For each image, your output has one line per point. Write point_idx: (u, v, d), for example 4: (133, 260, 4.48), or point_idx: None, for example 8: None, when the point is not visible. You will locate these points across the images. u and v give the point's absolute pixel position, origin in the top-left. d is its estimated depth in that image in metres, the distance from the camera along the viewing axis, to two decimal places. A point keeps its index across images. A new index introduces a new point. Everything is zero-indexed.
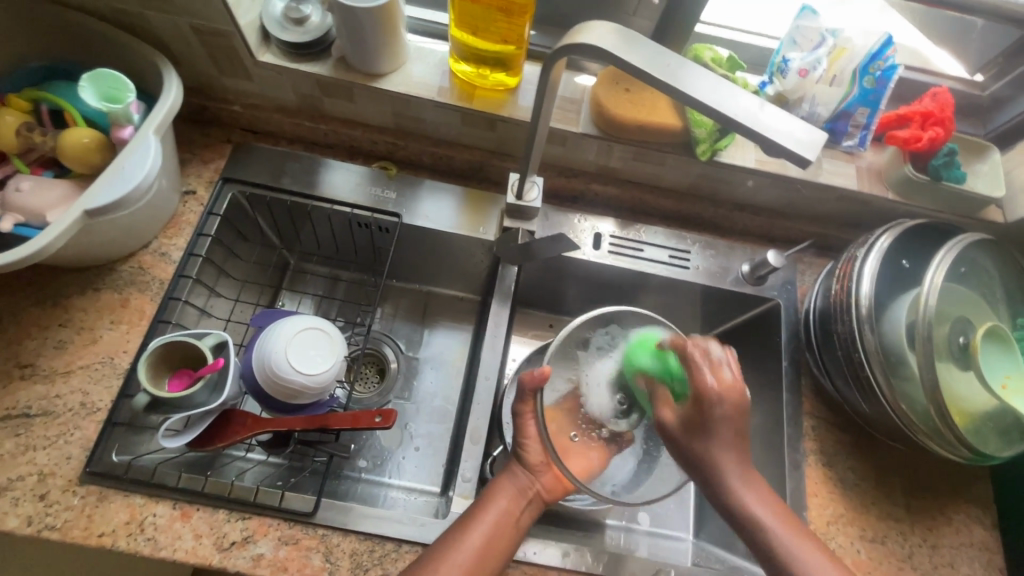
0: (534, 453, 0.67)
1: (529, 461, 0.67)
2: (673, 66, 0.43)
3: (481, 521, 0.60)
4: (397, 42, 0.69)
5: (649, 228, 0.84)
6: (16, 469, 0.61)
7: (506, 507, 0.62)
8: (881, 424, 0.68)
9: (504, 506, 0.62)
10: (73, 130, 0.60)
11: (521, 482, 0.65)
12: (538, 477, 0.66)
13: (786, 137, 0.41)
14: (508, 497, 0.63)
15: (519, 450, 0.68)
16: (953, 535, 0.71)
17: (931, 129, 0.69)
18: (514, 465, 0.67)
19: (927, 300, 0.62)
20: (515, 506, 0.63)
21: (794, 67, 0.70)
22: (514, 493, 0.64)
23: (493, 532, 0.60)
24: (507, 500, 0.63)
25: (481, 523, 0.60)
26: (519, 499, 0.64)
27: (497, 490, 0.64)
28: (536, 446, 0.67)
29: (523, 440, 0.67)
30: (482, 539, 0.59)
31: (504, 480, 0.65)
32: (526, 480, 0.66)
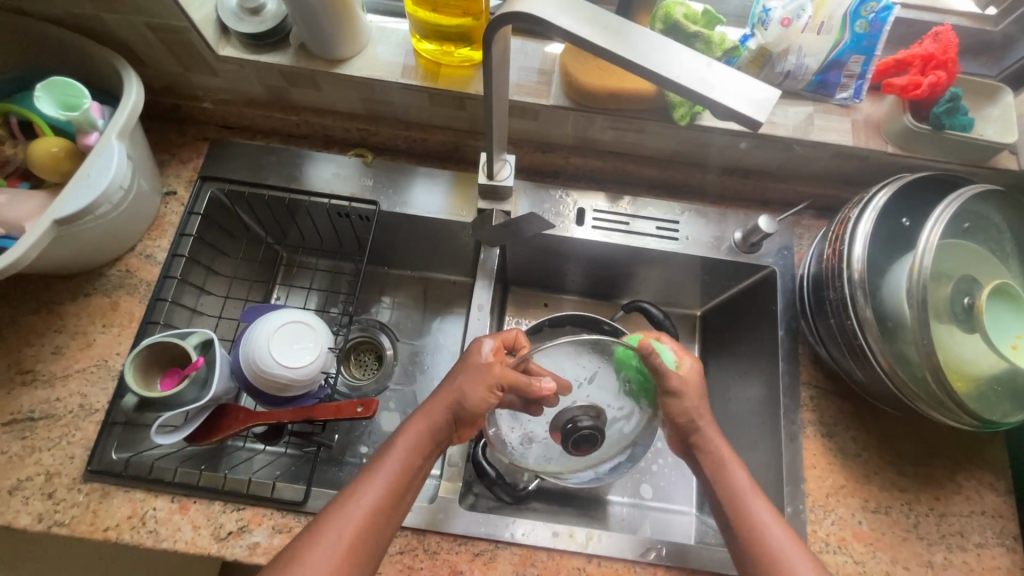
0: (474, 388, 0.61)
1: (451, 397, 0.61)
2: (612, 28, 0.42)
3: (383, 466, 0.57)
4: (354, 23, 0.67)
5: (637, 200, 0.81)
6: (25, 470, 0.65)
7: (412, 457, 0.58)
8: (880, 393, 0.65)
9: (414, 448, 0.58)
10: (41, 140, 0.61)
11: (435, 424, 0.60)
12: (467, 413, 0.60)
13: (737, 98, 0.39)
14: (415, 438, 0.59)
15: (455, 387, 0.61)
16: (963, 502, 0.68)
17: (931, 73, 0.64)
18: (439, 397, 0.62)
19: (921, 262, 0.58)
20: (427, 448, 0.59)
21: (776, 17, 0.65)
22: (425, 436, 0.59)
23: (396, 479, 0.56)
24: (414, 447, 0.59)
25: (384, 471, 0.56)
26: (427, 439, 0.59)
27: (410, 430, 0.60)
28: (470, 376, 0.61)
29: (464, 376, 0.62)
30: (384, 489, 0.55)
31: (434, 411, 0.60)
32: (447, 419, 0.60)
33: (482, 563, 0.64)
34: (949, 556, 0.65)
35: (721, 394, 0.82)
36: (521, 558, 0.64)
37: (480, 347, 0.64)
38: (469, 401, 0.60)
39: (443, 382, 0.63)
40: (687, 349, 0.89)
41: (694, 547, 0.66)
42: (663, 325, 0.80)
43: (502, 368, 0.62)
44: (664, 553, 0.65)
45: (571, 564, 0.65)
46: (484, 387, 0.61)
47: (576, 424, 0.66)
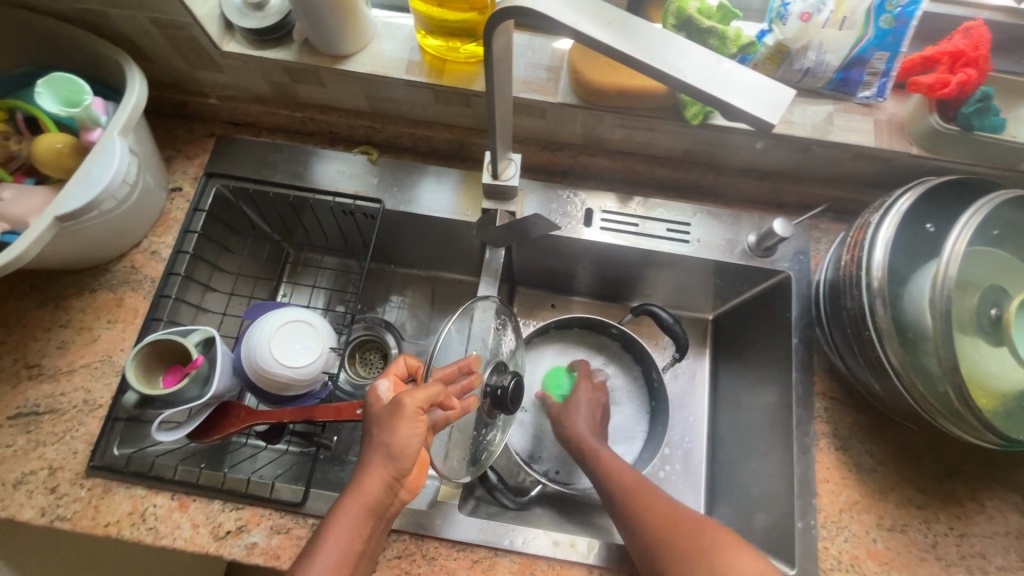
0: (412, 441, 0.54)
1: (388, 458, 0.53)
2: (615, 24, 0.40)
3: (322, 554, 0.50)
4: (357, 18, 0.66)
5: (648, 201, 0.78)
6: (29, 464, 0.65)
7: (355, 534, 0.52)
8: (898, 407, 0.62)
9: (354, 523, 0.52)
10: (45, 137, 0.61)
11: (375, 492, 0.53)
12: (404, 468, 0.54)
13: (747, 98, 0.36)
14: (356, 515, 0.52)
15: (385, 448, 0.53)
16: (986, 522, 0.65)
17: (961, 71, 0.60)
18: (379, 467, 0.53)
19: (945, 270, 0.55)
20: (369, 519, 0.53)
21: (795, 11, 0.62)
22: (364, 506, 0.53)
23: (340, 564, 0.51)
24: (357, 523, 0.52)
25: (325, 558, 0.50)
26: (367, 509, 0.53)
27: (347, 507, 0.52)
28: (397, 432, 0.54)
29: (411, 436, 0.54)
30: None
31: (369, 480, 0.53)
32: (387, 484, 0.54)
33: (480, 571, 0.63)
34: None
35: (731, 402, 0.80)
36: (520, 567, 0.63)
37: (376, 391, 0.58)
38: (407, 456, 0.54)
39: (368, 442, 0.55)
40: (698, 354, 0.86)
41: None
42: (672, 329, 0.77)
43: (407, 393, 0.54)
44: None
45: (572, 574, 0.63)
46: (410, 424, 0.54)
47: (502, 387, 0.62)
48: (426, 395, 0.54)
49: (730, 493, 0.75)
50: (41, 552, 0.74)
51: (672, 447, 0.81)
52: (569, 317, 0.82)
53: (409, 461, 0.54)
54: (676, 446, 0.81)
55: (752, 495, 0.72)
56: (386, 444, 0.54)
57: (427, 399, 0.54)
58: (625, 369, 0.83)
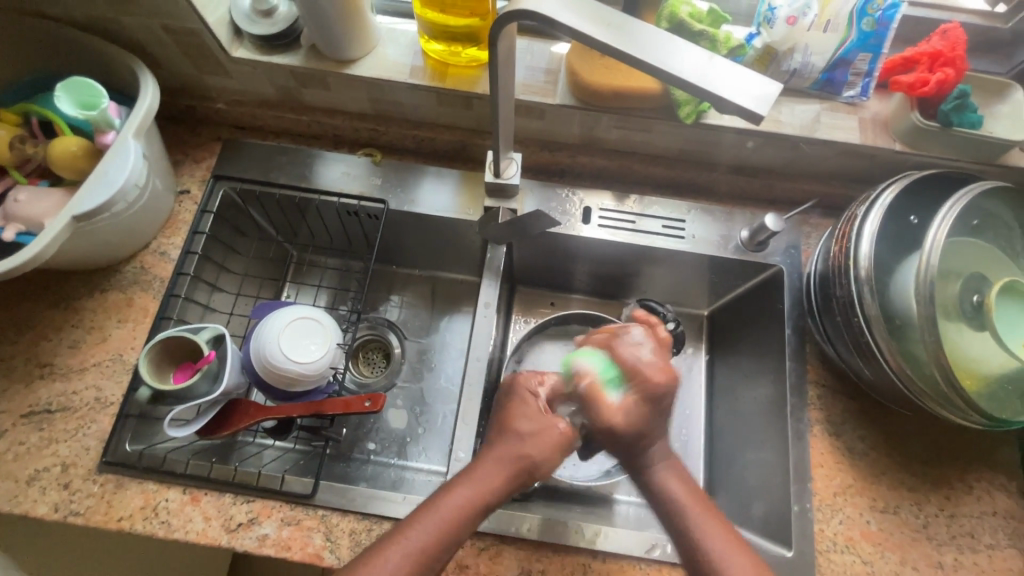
0: (541, 447, 0.58)
1: (517, 458, 0.58)
2: (614, 26, 0.42)
3: (419, 529, 0.53)
4: (363, 24, 0.68)
5: (644, 199, 0.81)
6: (42, 461, 0.66)
7: (455, 520, 0.54)
8: (887, 391, 0.64)
9: (460, 512, 0.55)
10: (60, 140, 0.63)
11: (495, 488, 0.56)
12: (529, 473, 0.58)
13: (738, 93, 0.39)
14: (466, 501, 0.55)
15: (523, 448, 0.58)
16: (974, 503, 0.67)
17: (939, 71, 0.63)
18: (512, 457, 0.58)
19: (928, 258, 0.57)
20: (476, 516, 0.55)
21: (781, 16, 0.66)
22: (476, 501, 0.55)
23: (432, 546, 0.53)
24: (467, 510, 0.55)
25: (421, 531, 0.53)
26: (479, 504, 0.55)
27: (459, 489, 0.56)
28: (543, 436, 0.59)
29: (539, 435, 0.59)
30: (413, 553, 0.52)
31: (489, 474, 0.57)
32: (506, 484, 0.57)
33: (487, 558, 0.65)
34: (959, 557, 0.64)
35: (728, 393, 0.82)
36: (525, 553, 0.65)
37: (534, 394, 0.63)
38: (536, 461, 0.58)
39: (508, 433, 0.59)
40: (695, 348, 0.89)
41: None
42: (666, 320, 0.80)
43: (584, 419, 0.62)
44: (669, 551, 0.65)
45: (576, 560, 0.65)
46: (558, 450, 0.59)
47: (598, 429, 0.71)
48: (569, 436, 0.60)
49: (728, 482, 0.77)
50: (47, 551, 0.74)
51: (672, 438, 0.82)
52: (568, 314, 0.86)
53: (539, 470, 0.58)
54: (674, 438, 0.82)
55: (751, 482, 0.74)
56: (517, 436, 0.59)
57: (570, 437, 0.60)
58: None
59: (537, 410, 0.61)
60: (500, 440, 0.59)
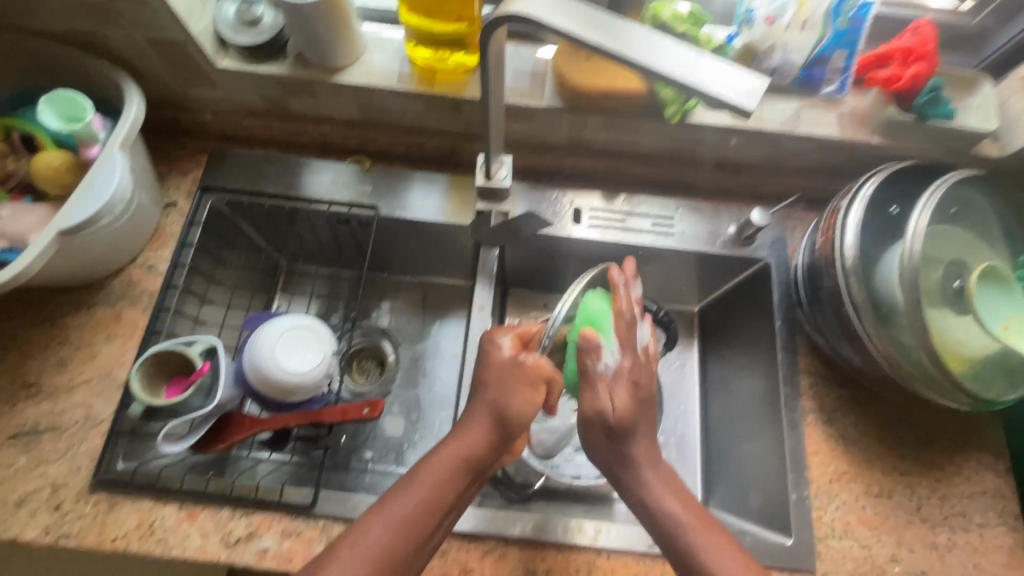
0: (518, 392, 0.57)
1: (491, 409, 0.57)
2: (603, 27, 0.43)
3: (400, 497, 0.53)
4: (351, 33, 0.69)
5: (633, 198, 0.82)
6: (30, 483, 0.64)
7: (444, 480, 0.54)
8: (876, 377, 0.66)
9: (437, 474, 0.54)
10: (44, 154, 0.62)
11: (473, 442, 0.56)
12: (508, 425, 0.56)
13: (724, 88, 0.40)
14: (452, 462, 0.55)
15: (490, 397, 0.57)
16: (964, 483, 0.69)
17: (913, 65, 0.66)
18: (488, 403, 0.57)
19: (911, 246, 0.59)
20: (461, 474, 0.55)
21: (760, 16, 0.68)
22: (457, 460, 0.55)
23: (422, 510, 0.53)
24: (453, 468, 0.55)
25: (409, 498, 0.53)
26: (464, 462, 0.55)
27: (443, 451, 0.55)
28: (508, 383, 0.57)
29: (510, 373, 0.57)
30: (397, 521, 0.52)
31: (466, 431, 0.56)
32: (485, 438, 0.56)
33: (492, 560, 0.64)
34: (952, 537, 0.66)
35: (722, 387, 0.83)
36: (530, 554, 0.65)
37: (501, 345, 0.59)
38: (512, 412, 0.56)
39: (476, 385, 0.58)
40: (687, 344, 0.89)
41: None
42: (659, 317, 0.79)
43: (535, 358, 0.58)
44: None
45: (580, 558, 0.65)
46: (525, 385, 0.57)
47: None
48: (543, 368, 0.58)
49: (726, 474, 0.78)
50: None
51: (667, 435, 0.83)
52: None
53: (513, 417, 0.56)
54: (671, 433, 0.83)
55: (749, 473, 0.74)
56: (487, 379, 0.58)
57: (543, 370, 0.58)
58: None
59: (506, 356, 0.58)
60: (474, 395, 0.59)
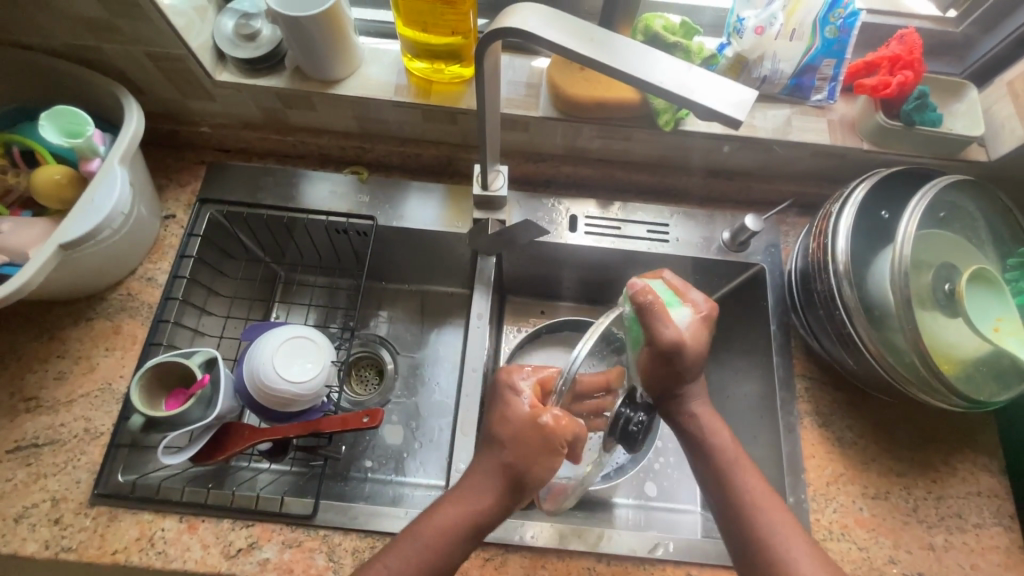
0: (530, 451, 0.55)
1: (504, 467, 0.55)
2: (597, 40, 0.44)
3: (418, 536, 0.55)
4: (348, 45, 0.70)
5: (628, 205, 0.83)
6: (30, 497, 0.64)
7: (447, 539, 0.54)
8: (871, 380, 0.67)
9: (446, 533, 0.54)
10: (44, 168, 0.62)
11: (484, 501, 0.55)
12: (522, 487, 0.55)
13: (715, 99, 0.41)
14: (455, 521, 0.54)
15: (506, 458, 0.55)
16: (959, 484, 0.70)
17: (900, 73, 0.67)
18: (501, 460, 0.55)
19: (901, 250, 0.60)
20: (463, 539, 0.55)
21: (750, 26, 0.69)
22: (466, 521, 0.55)
23: (430, 558, 0.54)
24: (457, 529, 0.54)
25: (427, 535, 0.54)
26: (467, 524, 0.55)
27: (446, 512, 0.55)
28: (524, 441, 0.55)
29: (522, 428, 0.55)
30: (414, 559, 0.53)
31: (478, 486, 0.55)
32: (497, 498, 0.55)
33: (493, 568, 0.65)
34: (949, 538, 0.67)
35: (719, 391, 0.84)
36: (530, 561, 0.65)
37: (521, 391, 0.58)
38: (528, 473, 0.55)
39: (493, 442, 0.56)
40: None
41: (699, 542, 0.67)
42: None
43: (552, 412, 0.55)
44: (671, 549, 0.66)
45: (581, 564, 0.65)
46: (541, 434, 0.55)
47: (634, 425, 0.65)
48: (567, 426, 0.56)
49: None
50: None
51: (662, 439, 0.84)
52: (558, 321, 0.87)
53: (528, 480, 0.55)
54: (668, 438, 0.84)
55: None
56: (498, 432, 0.56)
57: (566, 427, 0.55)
58: None
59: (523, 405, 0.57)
60: (484, 450, 0.57)
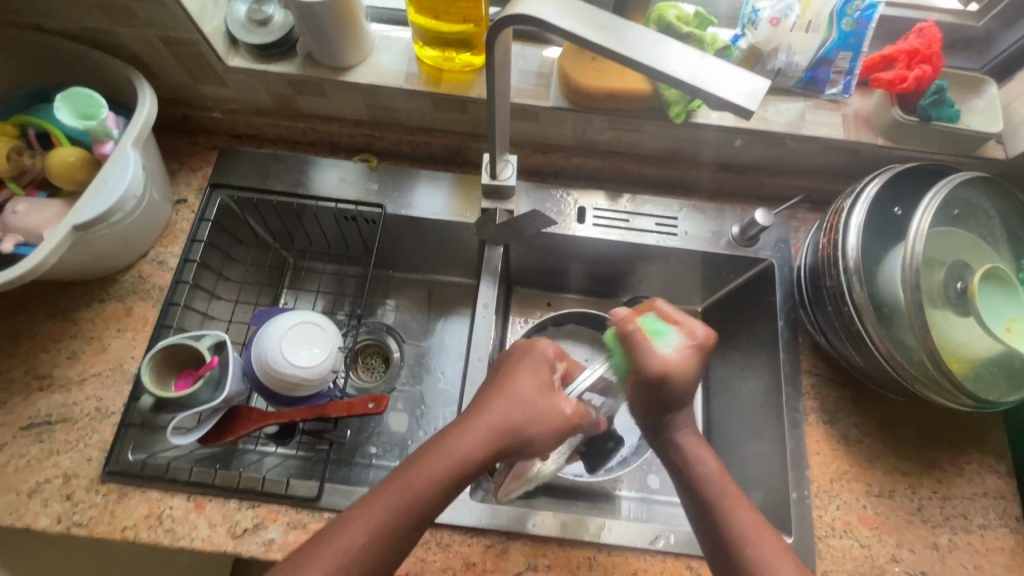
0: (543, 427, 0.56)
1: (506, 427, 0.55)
2: (609, 28, 0.44)
3: (387, 500, 0.52)
4: (359, 32, 0.70)
5: (637, 197, 0.82)
6: (43, 472, 0.66)
7: (435, 485, 0.53)
8: (879, 378, 0.66)
9: (435, 480, 0.53)
10: (59, 150, 0.63)
11: (472, 455, 0.54)
12: (519, 443, 0.55)
13: (727, 88, 0.41)
14: (447, 471, 0.54)
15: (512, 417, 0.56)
16: (965, 485, 0.69)
17: (917, 67, 0.66)
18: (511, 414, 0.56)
19: (913, 247, 0.59)
20: (452, 483, 0.54)
21: (765, 17, 0.68)
22: (457, 463, 0.54)
23: (395, 517, 0.52)
24: (446, 474, 0.53)
25: (394, 499, 0.52)
26: (458, 473, 0.54)
27: (439, 456, 0.54)
28: (542, 419, 0.56)
29: (548, 394, 0.58)
30: (377, 526, 0.51)
31: (471, 430, 0.55)
32: (489, 451, 0.55)
33: (494, 555, 0.65)
34: (953, 538, 0.66)
35: (725, 387, 0.84)
36: (532, 549, 0.66)
37: (556, 368, 0.61)
38: (530, 437, 0.55)
39: (508, 395, 0.57)
40: None
41: None
42: None
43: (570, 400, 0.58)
44: (672, 541, 0.66)
45: (582, 553, 0.66)
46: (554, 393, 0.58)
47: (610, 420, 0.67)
48: (583, 416, 0.58)
49: None
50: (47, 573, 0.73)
51: None
52: (564, 313, 0.87)
53: (528, 443, 0.55)
54: None
55: (752, 471, 0.75)
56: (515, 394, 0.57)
57: (579, 417, 0.58)
58: None
59: (552, 384, 0.59)
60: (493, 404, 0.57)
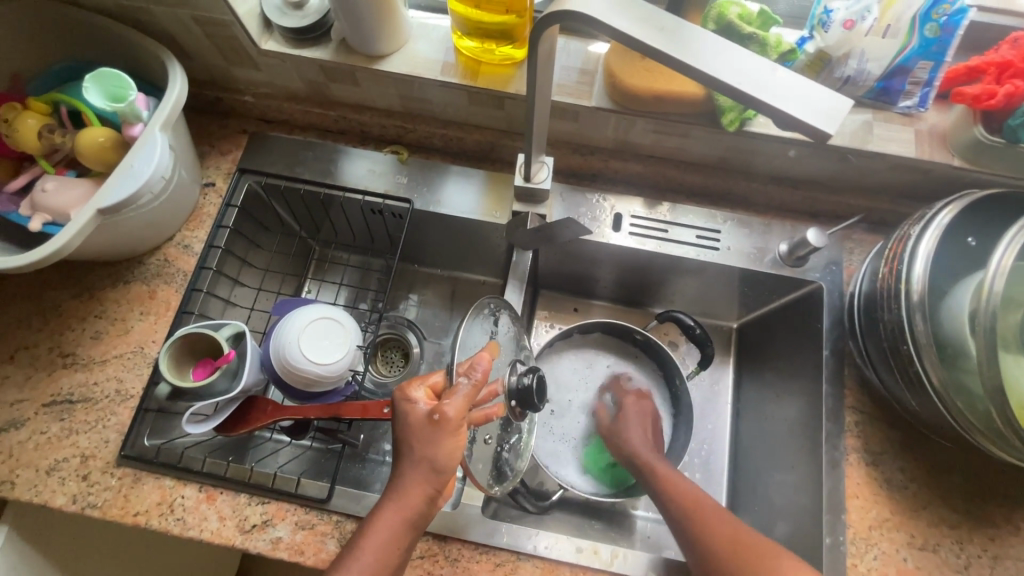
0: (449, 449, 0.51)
1: (430, 467, 0.51)
2: (668, 30, 0.39)
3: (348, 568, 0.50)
4: (395, 20, 0.67)
5: (677, 207, 0.78)
6: (62, 451, 0.66)
7: (392, 537, 0.51)
8: (934, 423, 0.61)
9: (391, 538, 0.51)
10: (89, 130, 0.62)
11: (415, 505, 0.51)
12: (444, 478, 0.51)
13: (800, 105, 0.36)
14: (399, 525, 0.51)
15: (426, 458, 0.51)
16: (1021, 545, 0.63)
17: (1007, 82, 0.59)
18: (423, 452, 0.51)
19: (991, 285, 0.52)
20: (409, 530, 0.51)
21: (838, 19, 0.61)
22: (405, 516, 0.51)
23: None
24: (396, 524, 0.51)
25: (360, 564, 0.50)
26: (408, 523, 0.51)
27: (383, 513, 0.51)
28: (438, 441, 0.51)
29: (428, 414, 0.51)
30: None
31: (409, 492, 0.51)
32: (427, 494, 0.51)
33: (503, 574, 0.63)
34: None
35: (758, 414, 0.79)
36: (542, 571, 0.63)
37: (414, 397, 0.52)
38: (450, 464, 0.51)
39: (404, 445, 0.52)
40: (723, 362, 0.86)
41: None
42: (695, 334, 0.76)
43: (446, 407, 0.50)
44: None
45: None
46: (452, 436, 0.51)
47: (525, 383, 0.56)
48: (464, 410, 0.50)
49: (754, 504, 0.75)
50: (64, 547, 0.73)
51: (692, 454, 0.80)
52: (592, 321, 0.82)
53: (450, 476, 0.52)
54: (696, 454, 0.80)
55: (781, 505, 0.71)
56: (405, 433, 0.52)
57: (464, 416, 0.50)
58: (649, 376, 0.83)
59: (418, 409, 0.51)
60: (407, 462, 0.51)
